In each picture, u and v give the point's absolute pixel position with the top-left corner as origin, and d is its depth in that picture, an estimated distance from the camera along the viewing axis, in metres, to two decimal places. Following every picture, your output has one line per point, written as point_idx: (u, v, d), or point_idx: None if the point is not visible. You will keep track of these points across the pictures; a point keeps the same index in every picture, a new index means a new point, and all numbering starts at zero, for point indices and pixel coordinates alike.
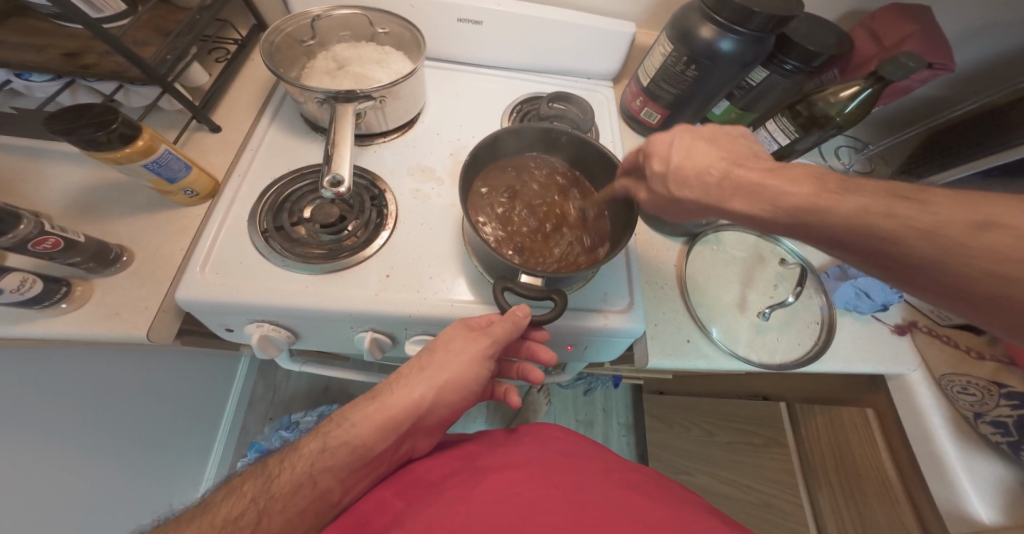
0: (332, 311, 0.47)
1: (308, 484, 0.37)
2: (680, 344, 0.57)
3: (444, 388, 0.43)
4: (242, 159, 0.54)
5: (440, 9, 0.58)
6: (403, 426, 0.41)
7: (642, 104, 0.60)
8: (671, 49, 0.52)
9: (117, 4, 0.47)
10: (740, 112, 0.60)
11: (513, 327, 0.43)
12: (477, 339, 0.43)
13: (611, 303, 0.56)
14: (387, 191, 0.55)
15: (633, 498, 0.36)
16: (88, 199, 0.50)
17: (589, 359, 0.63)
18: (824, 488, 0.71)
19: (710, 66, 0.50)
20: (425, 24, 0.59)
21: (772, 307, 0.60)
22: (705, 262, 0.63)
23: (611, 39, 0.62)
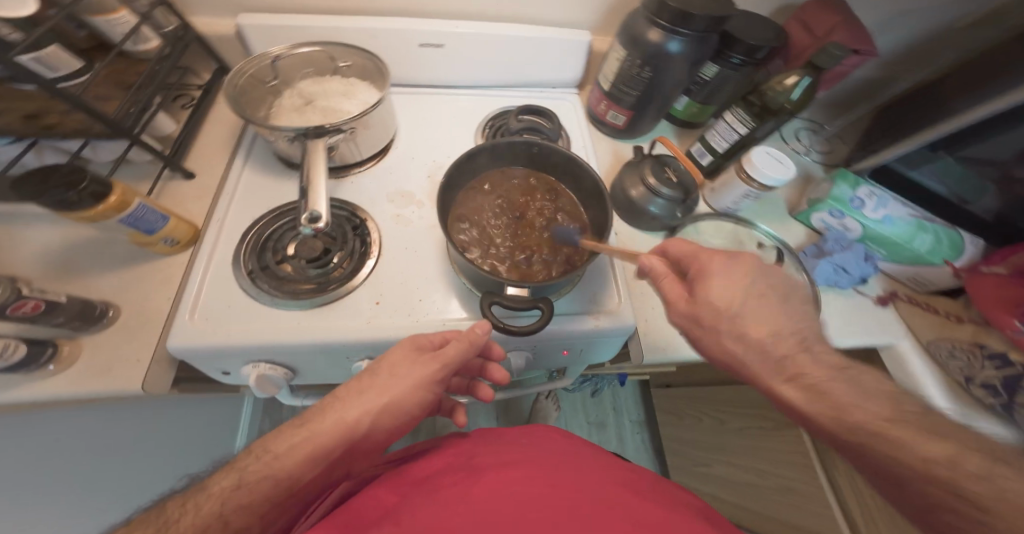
0: (323, 343, 0.47)
1: (217, 526, 0.34)
2: (674, 336, 0.58)
3: (382, 412, 0.42)
4: (220, 204, 0.55)
5: (397, 35, 0.60)
6: (334, 453, 0.39)
7: (606, 108, 0.62)
8: (625, 54, 0.53)
9: (71, 63, 0.47)
10: (700, 105, 0.62)
11: (468, 345, 0.45)
12: (432, 362, 0.44)
13: (601, 305, 0.57)
14: (368, 220, 0.56)
15: (629, 496, 0.36)
16: (68, 259, 0.50)
17: (588, 361, 0.63)
18: (840, 468, 0.70)
19: (663, 66, 0.52)
20: (387, 51, 0.61)
21: None
22: None
23: (569, 48, 0.64)
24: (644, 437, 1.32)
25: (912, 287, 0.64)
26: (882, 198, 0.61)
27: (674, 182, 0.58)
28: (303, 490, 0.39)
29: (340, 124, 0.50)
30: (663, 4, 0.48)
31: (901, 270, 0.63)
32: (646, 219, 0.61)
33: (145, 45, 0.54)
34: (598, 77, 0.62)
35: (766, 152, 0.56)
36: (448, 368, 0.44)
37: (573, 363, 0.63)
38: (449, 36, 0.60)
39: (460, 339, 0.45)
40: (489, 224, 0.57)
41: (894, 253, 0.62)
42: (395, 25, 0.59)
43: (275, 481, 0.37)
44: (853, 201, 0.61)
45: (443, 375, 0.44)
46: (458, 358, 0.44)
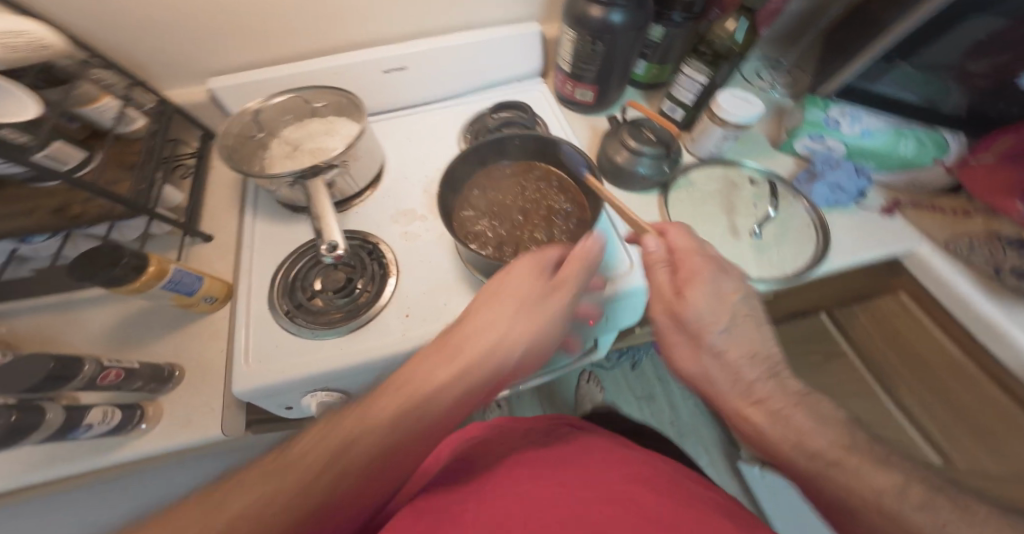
0: (365, 362, 0.51)
1: (322, 477, 0.35)
2: None
3: (505, 340, 0.43)
4: (244, 259, 0.60)
5: (361, 68, 0.64)
6: (438, 406, 0.40)
7: (574, 87, 0.65)
8: (575, 34, 0.56)
9: (77, 154, 0.51)
10: (659, 65, 0.64)
11: (580, 269, 0.46)
12: (545, 294, 0.45)
13: (615, 269, 0.59)
14: (380, 243, 0.60)
15: (640, 492, 0.41)
16: (125, 332, 0.56)
17: (617, 328, 0.65)
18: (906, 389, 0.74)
19: (612, 38, 0.54)
20: (356, 84, 0.65)
21: (761, 225, 0.62)
22: (685, 205, 0.65)
23: (523, 40, 0.66)
24: (695, 401, 1.34)
25: (913, 191, 0.66)
26: (854, 115, 0.65)
27: (654, 140, 0.61)
28: (410, 445, 0.38)
29: (328, 160, 0.54)
30: None
31: (895, 177, 0.65)
32: (640, 181, 0.63)
33: (134, 125, 0.58)
34: (559, 61, 0.64)
35: (731, 95, 0.58)
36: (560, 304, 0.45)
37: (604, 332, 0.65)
38: (408, 56, 0.64)
39: (568, 272, 0.46)
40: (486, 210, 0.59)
41: (882, 162, 0.64)
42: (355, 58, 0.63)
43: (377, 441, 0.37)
44: (828, 122, 0.65)
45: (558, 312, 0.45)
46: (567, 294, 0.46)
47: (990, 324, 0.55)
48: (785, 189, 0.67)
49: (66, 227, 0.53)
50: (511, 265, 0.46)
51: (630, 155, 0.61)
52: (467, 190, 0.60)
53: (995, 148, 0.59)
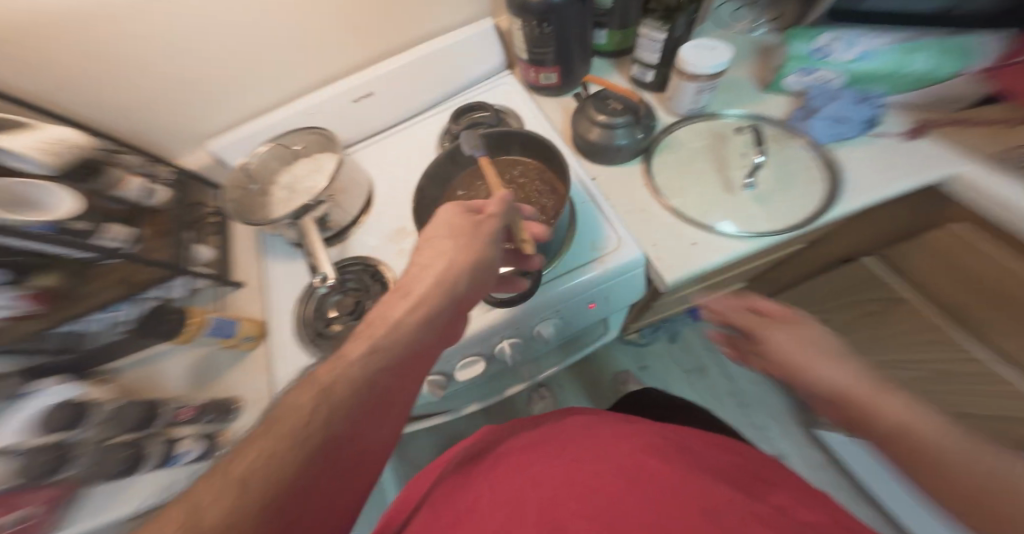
0: None
1: (252, 481, 0.29)
2: (688, 249, 0.56)
3: (440, 285, 0.38)
4: (269, 296, 0.67)
5: (331, 101, 0.69)
6: (386, 372, 0.35)
7: (536, 74, 0.65)
8: (522, 22, 0.58)
9: (125, 232, 0.60)
10: (622, 31, 0.64)
11: (503, 201, 0.44)
12: (472, 231, 0.41)
13: (603, 247, 0.58)
14: (382, 265, 0.63)
15: (652, 466, 0.42)
16: (196, 376, 0.66)
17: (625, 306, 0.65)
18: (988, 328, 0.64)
19: (557, 16, 0.55)
20: (331, 120, 0.70)
21: (753, 174, 0.58)
22: (671, 168, 0.62)
23: (475, 41, 0.69)
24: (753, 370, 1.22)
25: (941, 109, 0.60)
26: (849, 38, 0.58)
27: (621, 108, 0.59)
28: (363, 421, 0.34)
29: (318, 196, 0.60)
30: None
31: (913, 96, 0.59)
32: (618, 153, 0.61)
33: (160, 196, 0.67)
34: (517, 53, 0.65)
35: (694, 46, 0.56)
36: (488, 240, 0.41)
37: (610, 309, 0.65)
38: (372, 80, 0.68)
39: (490, 208, 0.43)
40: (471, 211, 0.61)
41: (892, 83, 0.59)
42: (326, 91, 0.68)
43: (381, 374, 0.35)
44: (815, 53, 0.60)
45: (488, 244, 0.42)
46: (495, 228, 0.42)
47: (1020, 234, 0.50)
48: (778, 134, 0.62)
49: (132, 292, 0.63)
50: (429, 220, 0.42)
51: (603, 129, 0.60)
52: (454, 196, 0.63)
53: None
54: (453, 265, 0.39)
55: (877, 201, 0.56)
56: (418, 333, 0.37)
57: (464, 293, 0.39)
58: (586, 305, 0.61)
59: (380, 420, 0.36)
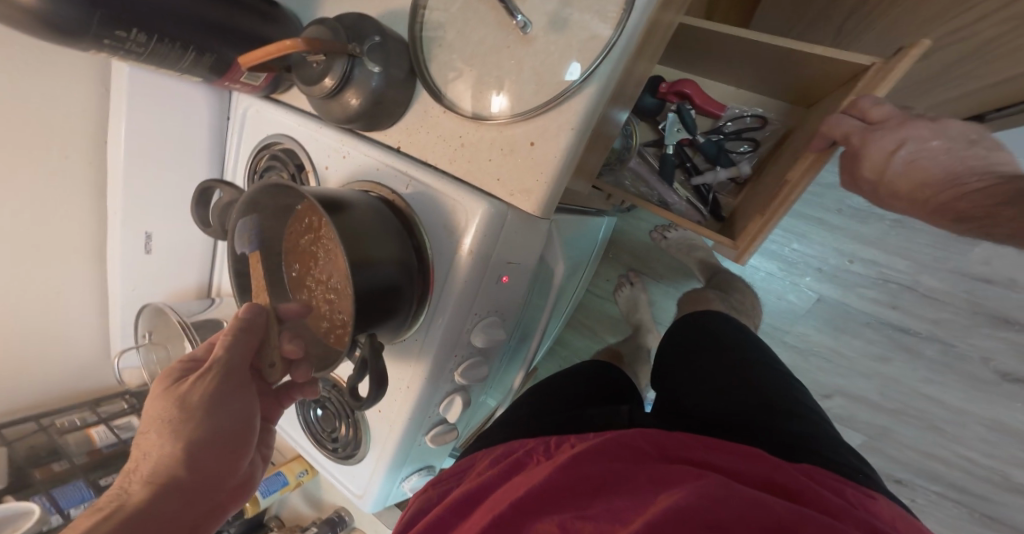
0: (389, 463, 0.57)
1: None
2: (526, 157, 0.41)
3: (179, 451, 0.39)
4: (290, 438, 0.68)
5: (134, 267, 0.63)
6: (199, 485, 0.39)
7: (240, 82, 0.47)
8: (114, 56, 0.40)
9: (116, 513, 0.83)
10: None
11: (246, 322, 0.43)
12: (178, 405, 0.40)
13: (457, 224, 0.44)
14: (337, 378, 0.58)
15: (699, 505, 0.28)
16: (312, 495, 0.79)
17: (553, 236, 0.52)
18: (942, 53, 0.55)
19: (126, 28, 0.37)
20: (161, 282, 0.65)
21: (516, 9, 0.37)
22: (449, 62, 0.43)
23: (139, 102, 0.52)
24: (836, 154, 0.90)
25: None
26: None
27: (320, 58, 0.40)
28: (194, 504, 0.39)
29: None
30: (50, 32, 0.35)
31: None
32: (393, 93, 0.43)
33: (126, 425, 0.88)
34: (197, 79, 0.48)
35: None
36: (207, 391, 0.41)
37: (539, 259, 0.50)
38: (135, 222, 0.59)
39: (213, 357, 0.42)
40: (315, 289, 0.48)
41: None
42: (124, 262, 0.61)
43: (163, 474, 0.38)
44: None
45: (218, 395, 0.41)
46: (219, 370, 0.41)
47: None
48: None
49: None
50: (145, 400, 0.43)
51: (354, 87, 0.41)
52: (292, 269, 0.49)
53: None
54: (166, 428, 0.40)
55: None
56: (180, 469, 0.39)
57: (215, 430, 0.41)
58: (502, 282, 0.48)
59: (199, 511, 0.39)
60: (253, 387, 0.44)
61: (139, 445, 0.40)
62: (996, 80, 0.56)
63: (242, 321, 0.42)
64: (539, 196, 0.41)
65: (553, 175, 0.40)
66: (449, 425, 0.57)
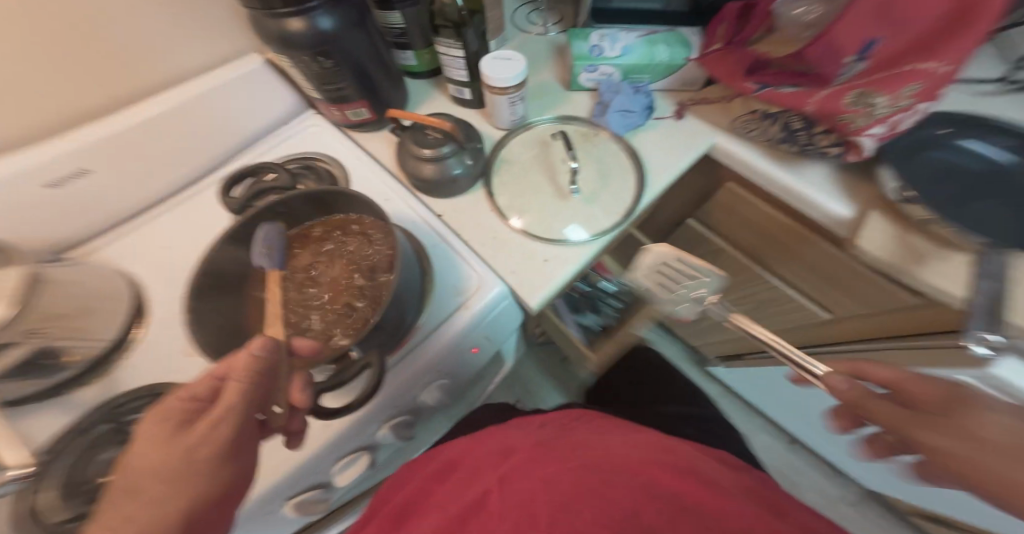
0: (229, 523, 0.45)
1: None
2: (541, 267, 0.58)
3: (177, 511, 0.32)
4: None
5: (34, 181, 0.54)
6: None
7: (343, 111, 0.63)
8: (292, 57, 0.53)
9: None
10: (428, 49, 0.70)
11: (256, 364, 0.36)
12: (183, 453, 0.33)
13: (467, 288, 0.55)
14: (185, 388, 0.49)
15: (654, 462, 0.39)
16: None
17: (506, 337, 0.63)
18: (785, 265, 0.77)
19: (333, 46, 0.52)
20: (40, 199, 0.55)
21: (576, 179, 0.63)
22: (509, 185, 0.65)
23: (246, 80, 0.64)
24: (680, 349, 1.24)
25: (690, 91, 0.72)
26: (612, 37, 0.70)
27: (442, 136, 0.58)
28: None
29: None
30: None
31: (666, 83, 0.71)
32: (457, 184, 0.61)
33: None
34: (314, 94, 0.62)
35: (494, 61, 0.60)
36: (218, 448, 0.34)
37: (498, 342, 0.61)
38: (102, 147, 0.57)
39: (222, 405, 0.35)
40: (304, 290, 0.50)
41: (653, 72, 0.70)
42: (39, 166, 0.53)
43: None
44: (593, 52, 0.69)
45: (225, 447, 0.35)
46: (241, 419, 0.35)
47: (775, 182, 0.62)
48: (591, 131, 0.70)
49: None
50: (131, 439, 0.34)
51: (440, 164, 0.58)
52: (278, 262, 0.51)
53: (720, 34, 0.67)
54: (170, 483, 0.32)
55: (666, 184, 0.66)
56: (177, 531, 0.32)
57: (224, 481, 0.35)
58: (472, 352, 0.57)
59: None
60: (254, 439, 0.38)
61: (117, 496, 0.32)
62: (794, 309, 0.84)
63: (256, 358, 0.36)
64: (541, 289, 0.56)
65: (557, 283, 0.57)
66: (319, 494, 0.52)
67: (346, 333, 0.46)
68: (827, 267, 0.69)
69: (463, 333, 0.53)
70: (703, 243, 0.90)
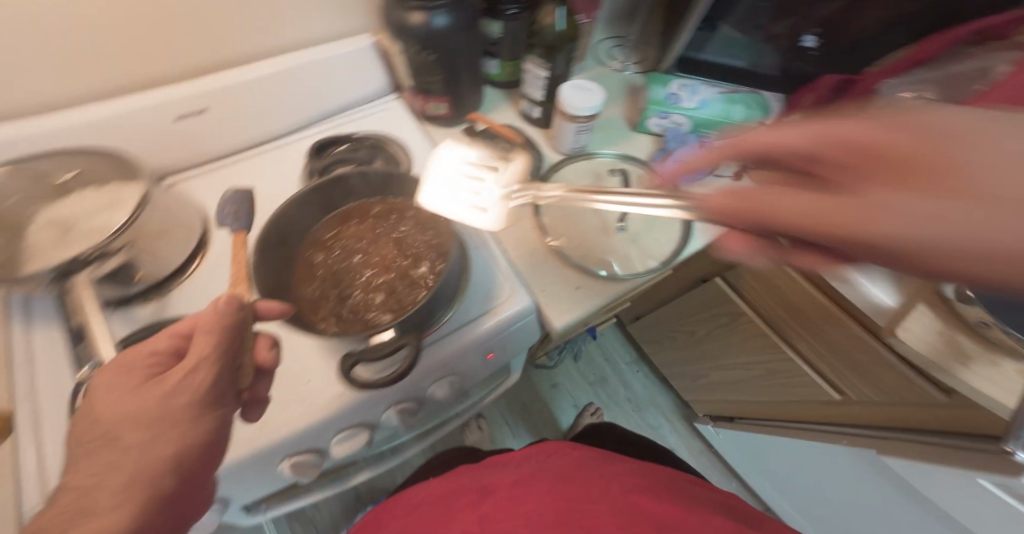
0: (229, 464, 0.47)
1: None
2: (573, 293, 0.60)
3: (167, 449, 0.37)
4: (20, 379, 0.48)
5: (147, 109, 0.59)
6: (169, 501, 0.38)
7: (425, 102, 0.68)
8: (403, 44, 0.58)
9: None
10: (512, 63, 0.73)
11: (216, 318, 0.38)
12: (156, 402, 0.37)
13: (499, 295, 0.57)
14: None
15: (635, 502, 0.53)
16: None
17: (519, 349, 0.65)
18: (800, 337, 0.77)
19: (438, 42, 0.56)
20: (148, 125, 0.60)
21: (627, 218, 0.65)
22: (557, 209, 0.67)
23: (353, 58, 0.69)
24: (643, 372, 1.48)
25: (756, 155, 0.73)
26: (691, 88, 0.71)
27: (509, 149, 0.62)
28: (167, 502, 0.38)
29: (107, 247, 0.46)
30: None
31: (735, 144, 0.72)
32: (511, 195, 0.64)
33: None
34: (405, 82, 0.67)
35: (573, 89, 0.63)
36: (194, 393, 0.37)
37: (512, 352, 0.63)
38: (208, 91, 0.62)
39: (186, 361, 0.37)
40: (350, 262, 0.53)
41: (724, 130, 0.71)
42: (169, 100, 0.60)
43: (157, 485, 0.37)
44: (669, 98, 0.70)
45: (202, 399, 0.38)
46: (214, 369, 0.38)
47: None
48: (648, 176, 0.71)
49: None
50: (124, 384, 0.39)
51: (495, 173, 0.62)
52: (329, 230, 0.54)
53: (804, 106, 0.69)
54: (149, 431, 0.37)
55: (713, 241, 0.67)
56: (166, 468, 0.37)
57: (198, 436, 0.38)
58: (486, 357, 0.59)
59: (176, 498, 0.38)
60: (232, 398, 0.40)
61: (101, 433, 0.36)
62: (793, 387, 0.85)
63: (215, 315, 0.38)
64: (567, 312, 0.58)
65: (584, 309, 0.59)
66: (312, 460, 0.53)
67: (381, 313, 0.49)
68: (847, 351, 0.69)
69: (485, 337, 0.55)
70: (715, 305, 0.91)
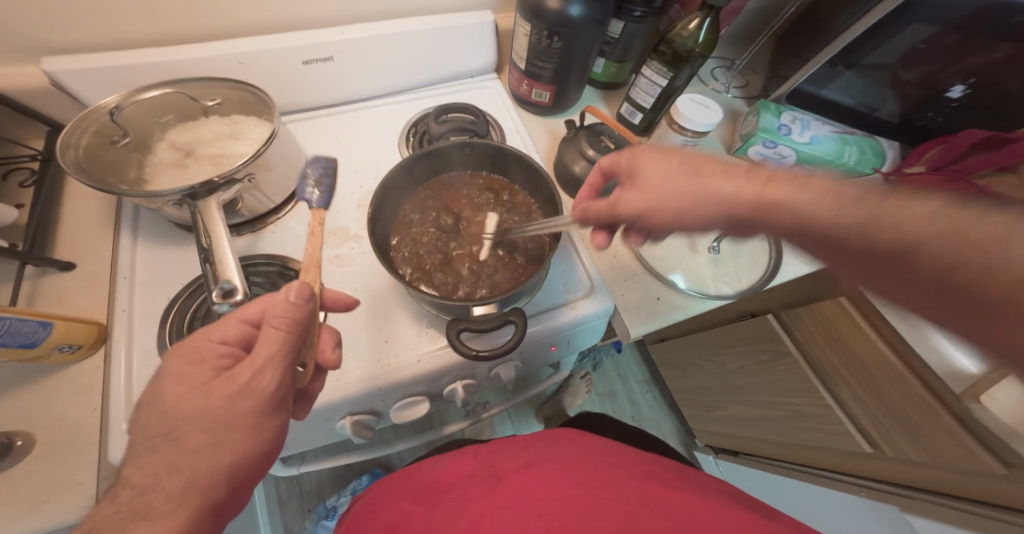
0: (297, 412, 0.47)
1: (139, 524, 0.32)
2: (653, 304, 0.58)
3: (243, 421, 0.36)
4: (120, 294, 0.49)
5: (270, 51, 0.60)
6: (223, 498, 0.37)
7: (530, 88, 0.66)
8: (531, 28, 0.57)
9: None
10: (617, 64, 0.71)
11: (290, 311, 0.38)
12: (232, 392, 0.36)
13: (580, 290, 0.56)
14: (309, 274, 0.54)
15: (659, 488, 0.49)
16: None
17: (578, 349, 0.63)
18: (843, 386, 0.72)
19: (571, 32, 0.55)
20: (268, 67, 0.61)
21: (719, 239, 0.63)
22: None
23: (471, 32, 0.68)
24: (653, 394, 1.44)
25: None
26: (803, 121, 0.67)
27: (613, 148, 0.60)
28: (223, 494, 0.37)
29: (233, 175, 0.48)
30: None
31: (837, 184, 0.68)
32: None
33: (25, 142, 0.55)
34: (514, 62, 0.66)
35: (689, 100, 0.60)
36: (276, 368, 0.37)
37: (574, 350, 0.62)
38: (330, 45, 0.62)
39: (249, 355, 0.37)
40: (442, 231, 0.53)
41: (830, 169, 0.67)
42: (295, 45, 0.60)
43: (210, 491, 0.35)
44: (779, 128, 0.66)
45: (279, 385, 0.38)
46: (280, 369, 0.37)
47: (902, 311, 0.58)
48: None
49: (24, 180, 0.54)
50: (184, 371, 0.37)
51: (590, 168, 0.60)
52: (429, 196, 0.55)
53: (926, 157, 0.64)
54: (204, 422, 0.36)
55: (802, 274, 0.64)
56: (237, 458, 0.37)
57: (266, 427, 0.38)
58: (548, 349, 0.58)
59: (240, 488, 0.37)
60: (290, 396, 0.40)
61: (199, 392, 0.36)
62: (819, 439, 0.79)
63: (288, 304, 0.38)
64: (645, 322, 0.57)
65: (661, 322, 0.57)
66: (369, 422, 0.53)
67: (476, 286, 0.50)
68: (899, 406, 0.63)
69: (559, 330, 0.54)
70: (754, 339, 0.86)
